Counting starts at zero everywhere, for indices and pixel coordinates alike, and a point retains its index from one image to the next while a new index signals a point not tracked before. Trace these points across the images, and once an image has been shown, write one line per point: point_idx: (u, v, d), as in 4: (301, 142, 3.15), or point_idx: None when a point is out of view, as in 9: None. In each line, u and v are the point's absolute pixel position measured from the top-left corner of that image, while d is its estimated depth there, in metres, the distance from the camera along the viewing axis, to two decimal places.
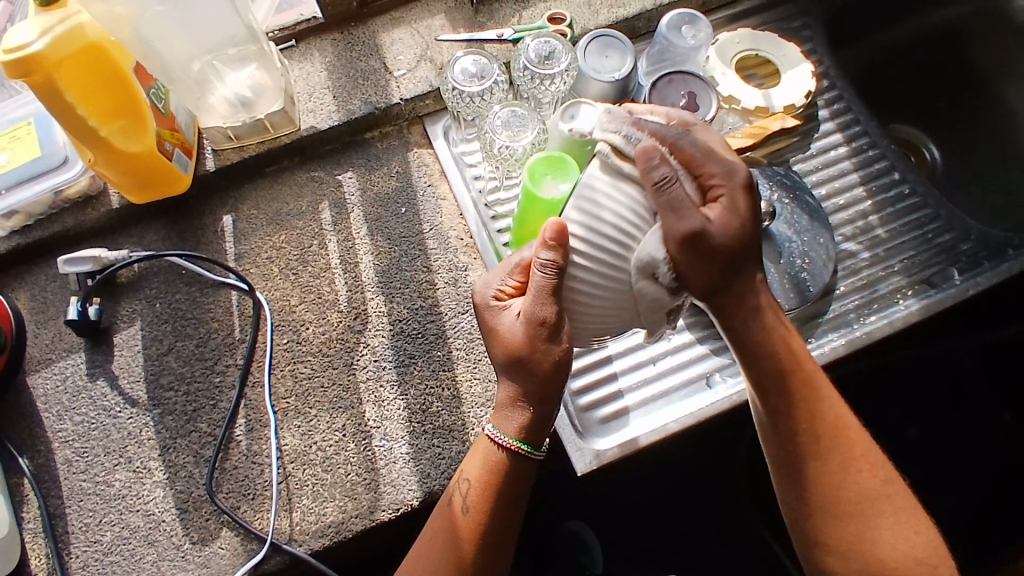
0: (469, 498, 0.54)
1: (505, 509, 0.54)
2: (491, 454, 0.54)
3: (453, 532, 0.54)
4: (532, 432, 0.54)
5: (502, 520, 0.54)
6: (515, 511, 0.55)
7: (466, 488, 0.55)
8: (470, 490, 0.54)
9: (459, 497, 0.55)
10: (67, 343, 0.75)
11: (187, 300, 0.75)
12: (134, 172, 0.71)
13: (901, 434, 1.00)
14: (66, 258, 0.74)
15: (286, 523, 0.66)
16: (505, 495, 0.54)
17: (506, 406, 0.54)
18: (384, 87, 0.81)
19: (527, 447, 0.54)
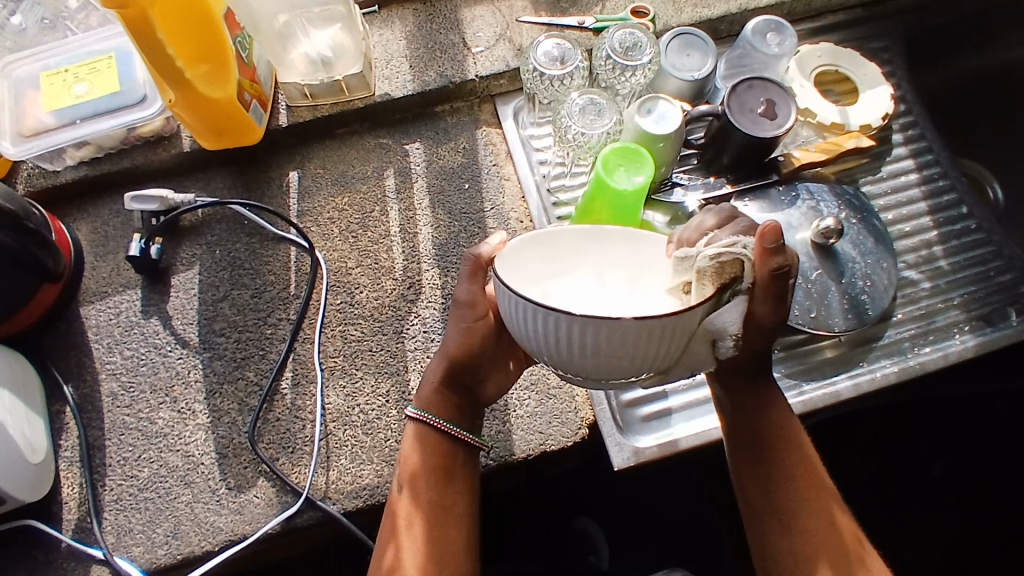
0: (401, 478, 0.57)
1: (444, 483, 0.57)
2: (421, 438, 0.58)
3: (394, 521, 0.56)
4: (455, 413, 0.58)
5: (434, 518, 0.55)
6: (456, 480, 0.57)
7: (398, 471, 0.58)
8: (402, 471, 0.57)
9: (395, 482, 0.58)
10: (124, 278, 0.76)
11: (246, 251, 0.76)
12: (212, 119, 0.72)
13: (924, 470, 0.98)
14: (134, 195, 0.74)
15: (323, 480, 0.67)
16: (432, 485, 0.56)
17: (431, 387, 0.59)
18: (461, 62, 0.81)
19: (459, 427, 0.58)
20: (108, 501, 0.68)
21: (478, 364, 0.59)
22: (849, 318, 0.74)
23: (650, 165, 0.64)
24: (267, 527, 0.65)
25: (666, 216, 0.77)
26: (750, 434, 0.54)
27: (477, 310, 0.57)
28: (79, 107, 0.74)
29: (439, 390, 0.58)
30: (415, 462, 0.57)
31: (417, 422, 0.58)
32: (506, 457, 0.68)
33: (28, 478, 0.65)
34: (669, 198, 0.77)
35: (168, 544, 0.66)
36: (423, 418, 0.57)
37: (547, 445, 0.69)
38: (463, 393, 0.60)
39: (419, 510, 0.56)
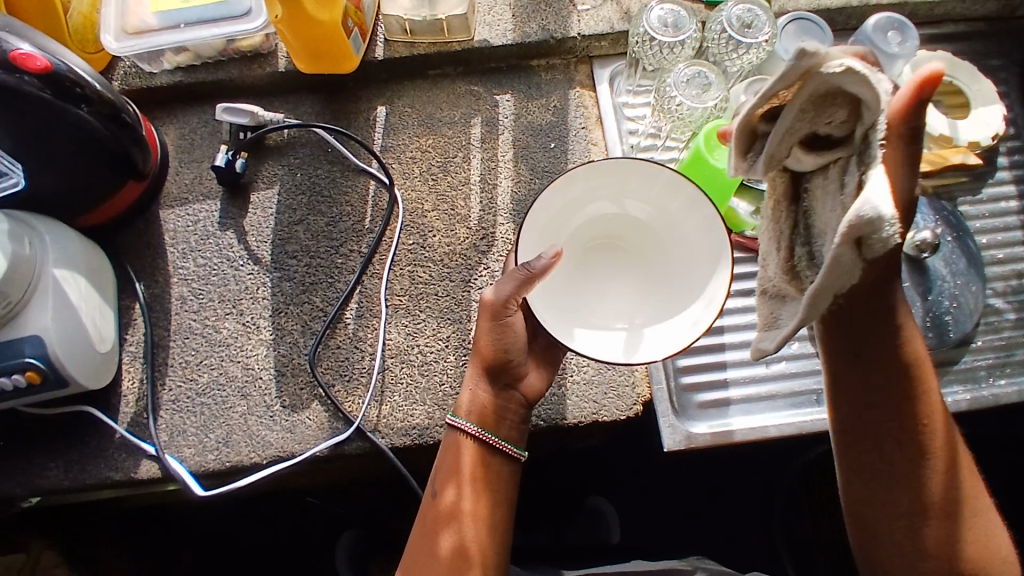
0: (436, 483, 0.58)
1: (479, 493, 0.57)
2: (459, 444, 0.58)
3: (430, 524, 0.58)
4: (489, 419, 0.58)
5: (477, 481, 0.58)
6: (493, 491, 0.58)
7: (434, 474, 0.59)
8: (438, 475, 0.58)
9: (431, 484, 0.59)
10: (205, 187, 0.76)
11: (326, 179, 0.76)
12: (311, 43, 0.72)
13: None
14: (226, 107, 0.74)
15: (374, 413, 0.68)
16: (474, 454, 0.58)
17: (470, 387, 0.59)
18: (565, 17, 0.79)
19: (497, 436, 0.58)
20: (165, 399, 0.69)
21: (513, 369, 0.58)
22: (929, 337, 0.71)
23: None
24: (315, 450, 0.66)
25: (751, 205, 0.74)
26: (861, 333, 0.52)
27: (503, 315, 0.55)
28: (184, 10, 0.73)
29: (478, 394, 0.58)
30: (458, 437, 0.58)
31: (455, 430, 0.59)
32: (557, 421, 0.68)
33: (93, 365, 0.66)
34: (756, 185, 0.73)
35: (219, 450, 0.67)
36: (463, 429, 0.58)
37: (599, 415, 0.68)
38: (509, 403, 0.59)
39: (457, 498, 0.57)
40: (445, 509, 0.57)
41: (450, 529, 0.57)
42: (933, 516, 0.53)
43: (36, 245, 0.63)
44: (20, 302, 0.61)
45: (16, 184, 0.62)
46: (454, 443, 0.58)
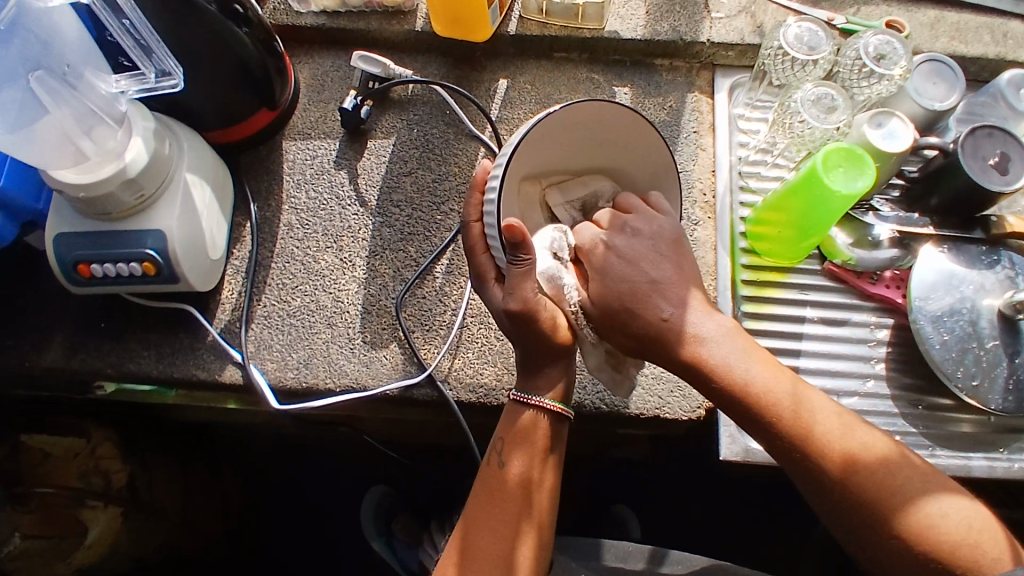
0: (506, 456, 0.60)
1: (544, 464, 0.60)
2: (528, 419, 0.60)
3: (495, 492, 0.59)
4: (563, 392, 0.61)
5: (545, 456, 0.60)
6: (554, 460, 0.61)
7: (501, 447, 0.60)
8: (506, 449, 0.60)
9: (495, 455, 0.60)
10: (328, 126, 0.81)
11: (440, 139, 0.80)
12: (450, 6, 0.75)
13: None
14: (361, 55, 0.79)
15: (447, 365, 0.71)
16: (549, 431, 0.60)
17: (532, 371, 0.61)
18: (697, 22, 0.81)
19: (563, 405, 0.61)
20: (257, 315, 0.73)
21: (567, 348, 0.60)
22: (1010, 400, 0.70)
23: (873, 172, 0.63)
24: (385, 388, 0.69)
25: (850, 238, 0.74)
26: (748, 409, 0.57)
27: (538, 305, 0.56)
28: None
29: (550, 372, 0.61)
30: (533, 415, 0.60)
31: (523, 406, 0.61)
32: (621, 410, 0.69)
33: (203, 269, 0.70)
34: (859, 217, 0.74)
35: (299, 370, 0.71)
36: (537, 406, 0.60)
37: (662, 411, 0.68)
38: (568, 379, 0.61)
39: (523, 470, 0.59)
40: (525, 483, 0.59)
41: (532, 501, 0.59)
42: (993, 561, 0.51)
43: (174, 147, 0.67)
44: (152, 197, 0.65)
45: (172, 84, 0.62)
46: (531, 417, 0.60)
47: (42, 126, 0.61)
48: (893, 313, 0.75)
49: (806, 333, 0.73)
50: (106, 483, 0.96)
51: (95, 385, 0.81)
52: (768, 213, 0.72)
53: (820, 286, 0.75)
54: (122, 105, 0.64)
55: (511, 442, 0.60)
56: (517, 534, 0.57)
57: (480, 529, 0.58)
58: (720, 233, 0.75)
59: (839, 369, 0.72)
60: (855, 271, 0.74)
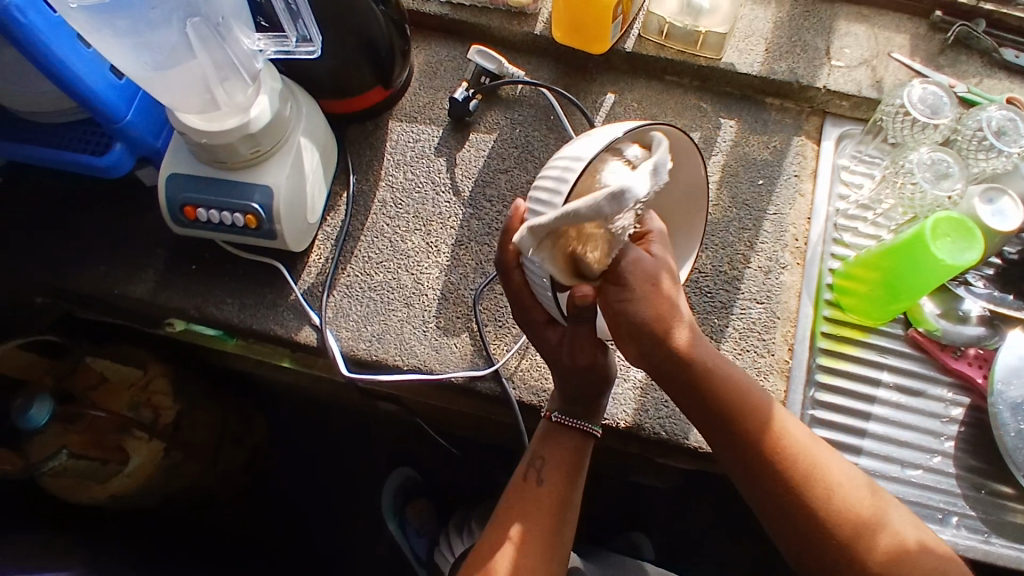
0: (544, 472, 0.63)
1: (575, 485, 0.63)
2: (565, 438, 0.64)
3: (534, 505, 0.61)
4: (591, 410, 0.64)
5: (573, 473, 0.63)
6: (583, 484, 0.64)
7: (540, 464, 0.64)
8: (546, 465, 0.63)
9: (533, 471, 0.63)
10: (434, 113, 0.83)
11: (540, 142, 0.81)
12: (574, 14, 0.77)
13: None
14: (479, 49, 0.81)
15: (514, 364, 0.71)
16: (582, 453, 0.65)
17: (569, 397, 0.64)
18: (816, 67, 0.81)
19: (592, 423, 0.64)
20: (339, 283, 0.75)
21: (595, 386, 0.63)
22: None
23: (981, 247, 0.62)
24: (450, 375, 0.70)
25: (938, 308, 0.73)
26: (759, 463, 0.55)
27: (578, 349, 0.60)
28: None
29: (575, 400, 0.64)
30: (569, 435, 0.64)
31: (558, 424, 0.65)
32: (680, 440, 0.68)
33: (299, 230, 0.73)
34: (952, 289, 0.74)
35: (370, 343, 0.73)
36: (570, 424, 0.64)
37: None
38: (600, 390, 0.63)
39: (558, 487, 0.62)
40: (557, 495, 0.62)
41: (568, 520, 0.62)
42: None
43: (294, 110, 0.70)
44: (266, 154, 0.68)
45: (309, 51, 0.64)
46: (566, 438, 0.64)
47: (179, 74, 0.63)
48: (970, 391, 0.73)
49: (878, 397, 0.72)
50: (154, 418, 1.06)
51: (164, 322, 0.84)
52: (857, 267, 0.71)
53: (900, 351, 0.74)
54: (257, 63, 0.65)
55: (550, 459, 0.64)
56: (551, 542, 0.60)
57: (517, 538, 0.59)
58: (807, 281, 0.74)
59: (908, 439, 0.71)
60: (938, 342, 0.73)
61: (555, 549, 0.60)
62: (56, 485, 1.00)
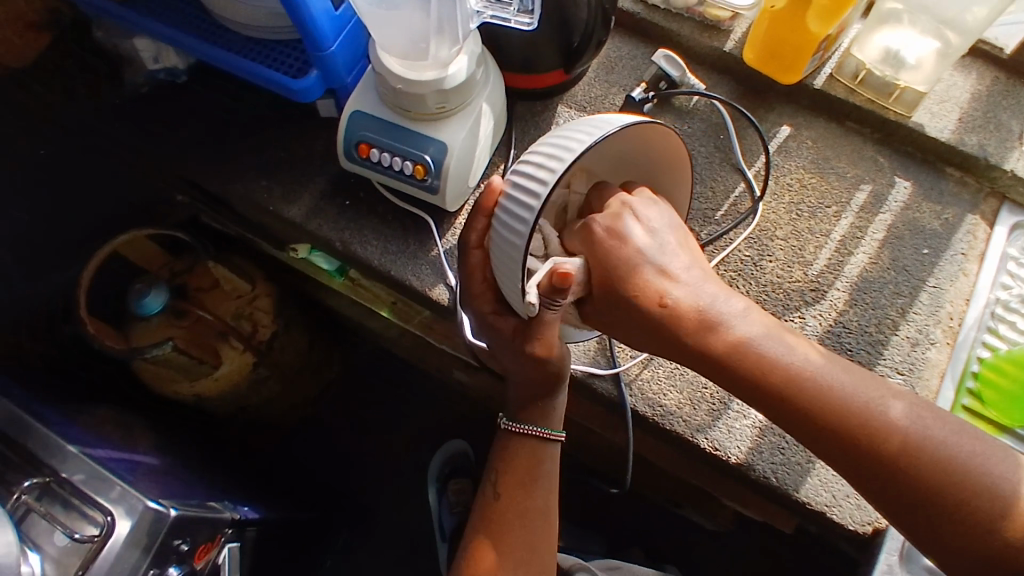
0: (499, 487, 0.65)
1: (529, 493, 0.65)
2: (520, 441, 0.66)
3: (493, 525, 0.64)
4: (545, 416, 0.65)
5: (527, 481, 0.65)
6: (541, 488, 0.65)
7: (494, 476, 0.66)
8: (498, 476, 0.66)
9: (490, 485, 0.66)
10: (605, 107, 0.82)
11: (705, 158, 0.79)
12: (774, 40, 0.76)
13: None
14: (666, 54, 0.80)
15: (636, 371, 0.71)
16: (534, 453, 0.65)
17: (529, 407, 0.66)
18: (1009, 148, 0.77)
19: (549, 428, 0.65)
20: None
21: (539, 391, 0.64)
22: None
23: None
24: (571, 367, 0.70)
25: None
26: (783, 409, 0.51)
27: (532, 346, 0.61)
28: None
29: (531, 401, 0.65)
30: (522, 440, 0.66)
31: (511, 431, 0.66)
32: (789, 490, 0.66)
33: (458, 192, 0.74)
34: None
35: None
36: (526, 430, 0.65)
37: (829, 510, 0.66)
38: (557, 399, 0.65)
39: (512, 500, 0.64)
40: (511, 510, 0.64)
41: (529, 532, 0.64)
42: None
43: (483, 76, 0.71)
44: (450, 111, 0.69)
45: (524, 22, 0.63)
46: (524, 446, 0.66)
47: (392, 23, 0.66)
48: None
49: None
50: (252, 331, 1.11)
51: (289, 246, 0.89)
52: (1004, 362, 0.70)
53: None
54: (471, 25, 0.65)
55: (502, 470, 0.66)
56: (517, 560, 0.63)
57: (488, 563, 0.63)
58: (954, 363, 0.71)
59: None
60: None
61: (534, 551, 0.64)
62: (149, 372, 1.05)
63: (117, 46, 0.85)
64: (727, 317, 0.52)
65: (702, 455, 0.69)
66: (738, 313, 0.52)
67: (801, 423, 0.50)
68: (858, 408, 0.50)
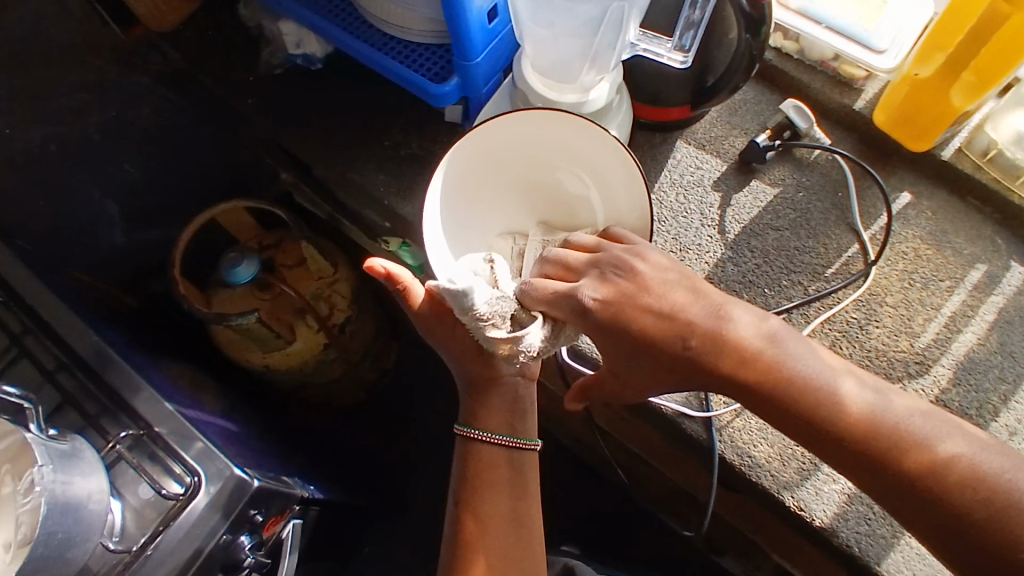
0: (461, 494, 0.66)
1: (499, 499, 0.66)
2: (487, 449, 0.67)
3: (470, 530, 0.65)
4: (506, 424, 0.67)
5: (496, 485, 0.66)
6: (514, 492, 0.66)
7: (457, 484, 0.67)
8: (462, 484, 0.67)
9: (457, 494, 0.67)
10: (724, 148, 0.82)
11: (820, 214, 0.79)
12: (910, 107, 0.75)
13: None
14: (796, 104, 0.80)
15: (727, 418, 0.70)
16: (505, 456, 0.67)
17: (498, 417, 0.67)
18: None
19: (522, 439, 0.68)
20: None
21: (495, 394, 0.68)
22: None
23: None
24: (663, 404, 0.71)
25: None
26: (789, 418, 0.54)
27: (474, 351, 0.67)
28: (835, 6, 0.79)
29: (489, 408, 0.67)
30: (488, 447, 0.67)
31: (469, 438, 0.68)
32: (870, 562, 0.66)
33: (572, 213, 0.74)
34: None
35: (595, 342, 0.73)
36: (484, 437, 0.67)
37: None
38: (514, 394, 0.68)
39: (483, 507, 0.65)
40: (484, 513, 0.65)
41: (510, 534, 0.65)
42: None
43: (619, 104, 0.71)
44: None
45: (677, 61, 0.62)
46: (487, 453, 0.67)
47: (557, 44, 0.64)
48: None
49: None
50: (329, 313, 1.13)
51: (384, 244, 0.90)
52: None
53: None
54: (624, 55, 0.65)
55: (469, 478, 0.67)
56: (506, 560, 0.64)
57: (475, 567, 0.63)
58: None
59: None
60: None
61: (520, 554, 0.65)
62: (225, 339, 1.08)
63: (260, 26, 0.88)
64: (738, 329, 0.55)
65: (784, 512, 0.68)
66: (780, 335, 0.55)
67: (852, 459, 0.52)
68: (857, 410, 0.52)
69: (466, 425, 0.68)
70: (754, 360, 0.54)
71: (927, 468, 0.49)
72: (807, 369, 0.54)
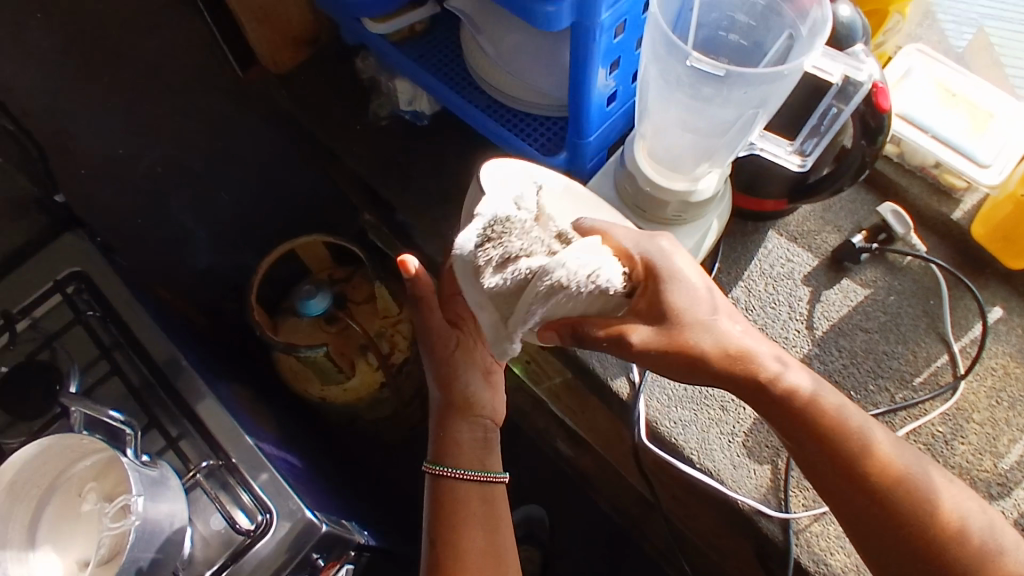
0: (437, 530, 0.62)
1: (479, 532, 0.63)
2: (461, 482, 0.64)
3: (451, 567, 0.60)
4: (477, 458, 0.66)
5: (472, 518, 0.63)
6: (490, 524, 0.63)
7: (430, 522, 0.63)
8: (437, 522, 0.63)
9: (431, 534, 0.63)
10: (817, 242, 0.82)
11: (910, 320, 0.78)
12: (1013, 224, 0.75)
13: None
14: (895, 209, 0.81)
15: (805, 521, 0.69)
16: (479, 488, 0.64)
17: (465, 450, 0.66)
18: None
19: (493, 472, 0.66)
20: None
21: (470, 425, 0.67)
22: None
23: None
24: (741, 499, 0.70)
25: None
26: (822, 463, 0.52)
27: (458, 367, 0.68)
28: (940, 117, 0.79)
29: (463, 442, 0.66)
30: (460, 482, 0.64)
31: (441, 476, 0.64)
32: None
33: None
34: None
35: (676, 426, 0.73)
36: (458, 474, 0.64)
37: None
38: (484, 432, 0.67)
39: (465, 543, 0.61)
40: (463, 546, 0.61)
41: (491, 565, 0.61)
42: None
43: (723, 196, 0.72)
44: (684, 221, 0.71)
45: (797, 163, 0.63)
46: (460, 490, 0.64)
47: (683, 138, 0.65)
48: None
49: None
50: (389, 352, 1.11)
51: None
52: None
53: None
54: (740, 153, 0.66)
55: (444, 515, 0.63)
56: None
57: None
58: None
59: None
60: None
61: None
62: (289, 367, 1.10)
63: (373, 78, 0.91)
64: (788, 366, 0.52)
65: None
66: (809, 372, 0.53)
67: (866, 515, 0.51)
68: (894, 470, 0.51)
69: (436, 463, 0.65)
70: (895, 472, 0.51)
71: (952, 542, 0.49)
72: (874, 443, 0.51)
